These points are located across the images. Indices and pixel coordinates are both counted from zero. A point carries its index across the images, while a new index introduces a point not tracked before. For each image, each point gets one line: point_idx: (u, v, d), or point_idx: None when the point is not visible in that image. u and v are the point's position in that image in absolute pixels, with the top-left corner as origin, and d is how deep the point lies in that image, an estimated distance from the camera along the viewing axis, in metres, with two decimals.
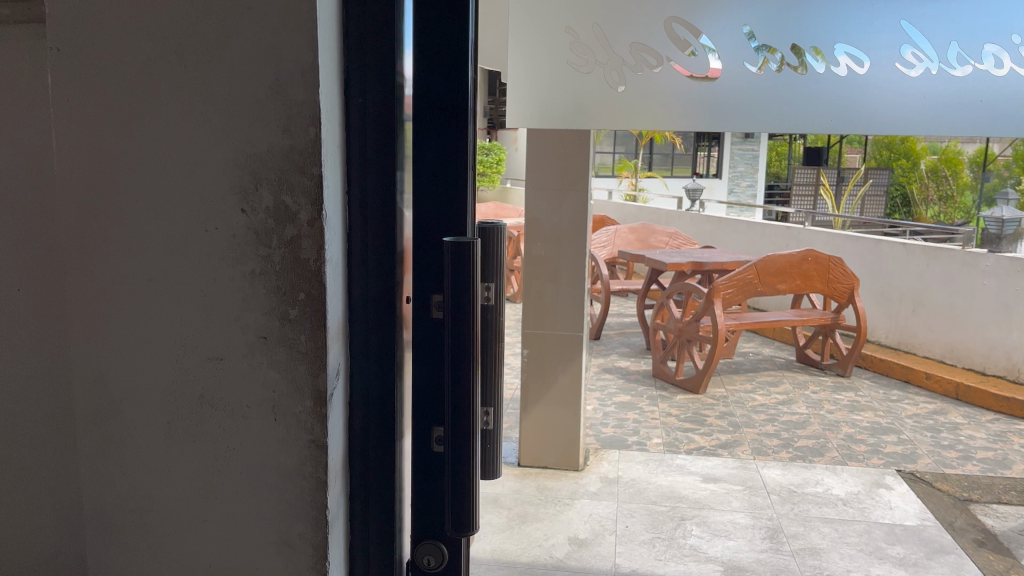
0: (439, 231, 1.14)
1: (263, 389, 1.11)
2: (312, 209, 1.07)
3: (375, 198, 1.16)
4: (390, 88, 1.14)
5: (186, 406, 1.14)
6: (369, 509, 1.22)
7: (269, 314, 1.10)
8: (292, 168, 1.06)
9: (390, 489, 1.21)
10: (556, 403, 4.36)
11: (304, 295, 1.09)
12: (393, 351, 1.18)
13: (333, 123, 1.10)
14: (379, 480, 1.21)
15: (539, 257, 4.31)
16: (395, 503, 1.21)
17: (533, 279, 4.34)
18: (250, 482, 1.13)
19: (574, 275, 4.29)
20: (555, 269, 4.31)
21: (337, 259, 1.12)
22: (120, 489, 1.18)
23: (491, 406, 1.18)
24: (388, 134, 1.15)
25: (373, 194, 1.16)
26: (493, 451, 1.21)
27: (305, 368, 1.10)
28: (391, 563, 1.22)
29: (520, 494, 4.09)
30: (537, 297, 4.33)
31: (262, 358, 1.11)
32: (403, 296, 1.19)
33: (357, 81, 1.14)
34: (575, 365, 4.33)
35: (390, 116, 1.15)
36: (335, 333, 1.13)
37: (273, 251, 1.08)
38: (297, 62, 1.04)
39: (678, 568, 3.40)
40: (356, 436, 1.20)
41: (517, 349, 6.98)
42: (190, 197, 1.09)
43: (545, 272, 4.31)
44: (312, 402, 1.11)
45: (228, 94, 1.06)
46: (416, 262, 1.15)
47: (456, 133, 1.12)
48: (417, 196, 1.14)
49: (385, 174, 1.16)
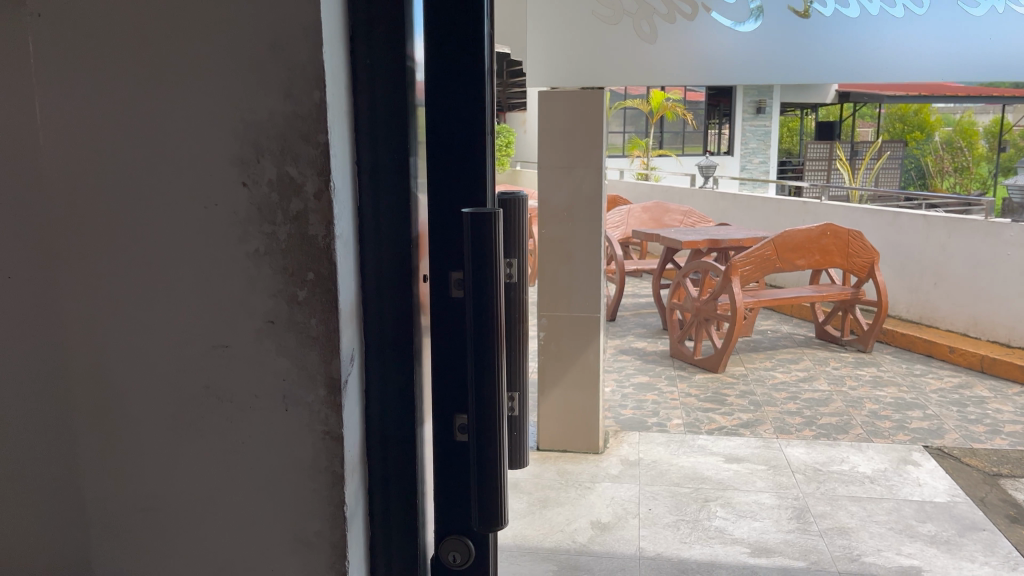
0: (456, 203, 1.06)
1: (272, 377, 1.03)
2: (318, 180, 0.98)
3: (385, 169, 1.07)
4: (400, 50, 1.05)
5: (190, 397, 1.06)
6: (390, 503, 1.13)
7: (275, 297, 1.01)
8: (295, 136, 0.97)
9: (411, 481, 1.13)
10: (574, 385, 4.29)
11: (314, 274, 1.00)
12: (410, 334, 1.10)
13: (339, 89, 1.01)
14: (400, 474, 1.13)
15: (551, 239, 4.21)
16: (415, 497, 1.13)
17: (547, 262, 4.25)
18: (262, 476, 1.06)
19: (589, 255, 4.19)
20: (568, 251, 4.21)
21: (348, 237, 1.04)
22: (124, 488, 1.10)
23: (516, 391, 1.16)
24: (401, 102, 1.06)
25: (385, 164, 1.07)
26: (519, 436, 1.19)
27: (316, 353, 1.02)
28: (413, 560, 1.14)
29: (539, 479, 4.02)
30: (552, 280, 4.24)
31: (269, 343, 1.02)
32: (420, 275, 1.11)
33: (363, 40, 1.05)
34: (594, 347, 4.24)
35: (400, 83, 1.05)
36: (347, 314, 1.04)
37: (277, 227, 1.00)
38: (297, 21, 0.95)
39: (704, 550, 3.32)
40: (374, 425, 1.12)
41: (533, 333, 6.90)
42: (187, 169, 1.00)
43: (560, 254, 4.22)
44: (325, 391, 1.02)
45: (224, 56, 0.97)
46: (434, 236, 1.07)
47: (474, 98, 1.04)
48: (432, 164, 1.05)
49: (395, 143, 1.07)
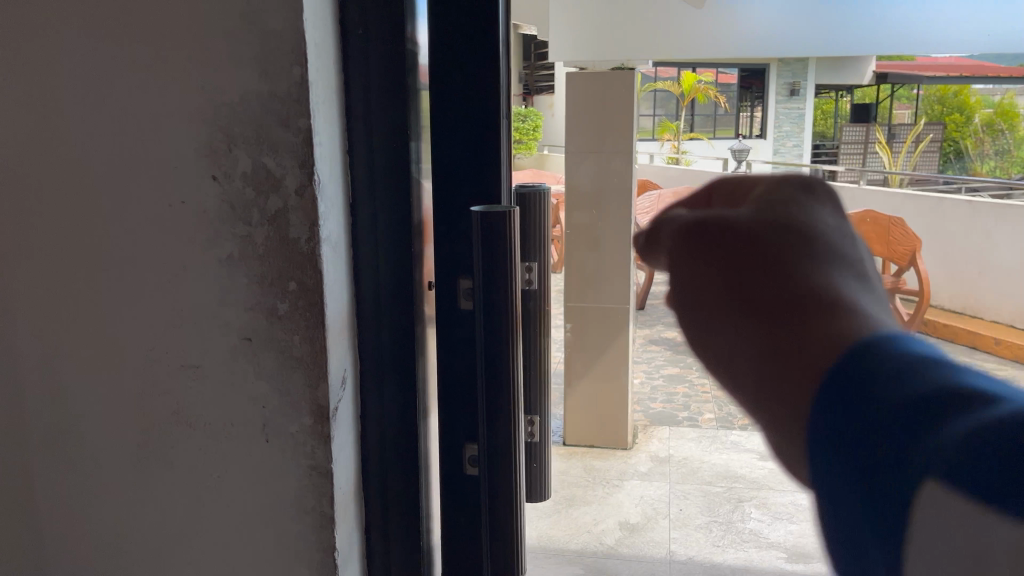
0: (466, 201, 0.90)
1: (250, 403, 0.88)
2: (299, 174, 0.82)
3: (383, 159, 0.91)
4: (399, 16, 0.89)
5: (156, 424, 0.91)
6: (391, 544, 0.98)
7: (253, 310, 0.86)
8: (273, 119, 0.82)
9: (415, 519, 0.99)
10: (601, 375, 4.22)
11: (296, 284, 0.85)
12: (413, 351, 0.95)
13: (328, 65, 0.85)
14: (402, 509, 0.98)
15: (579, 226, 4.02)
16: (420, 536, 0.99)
17: (574, 250, 4.09)
18: (240, 515, 0.91)
19: (618, 243, 4.01)
20: (596, 238, 4.04)
21: (338, 238, 0.88)
22: (85, 524, 0.96)
23: (537, 414, 1.02)
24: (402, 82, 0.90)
25: (382, 154, 0.91)
26: (540, 470, 1.04)
27: (299, 377, 0.87)
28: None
29: (565, 476, 3.89)
30: (580, 268, 4.09)
31: (246, 364, 0.88)
32: (425, 282, 0.95)
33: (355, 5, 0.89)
34: (622, 337, 4.12)
35: (401, 60, 0.89)
36: (338, 331, 0.88)
37: (254, 229, 0.85)
38: None
39: (738, 555, 3.15)
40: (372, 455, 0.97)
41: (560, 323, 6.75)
42: (148, 159, 0.85)
43: (588, 241, 4.05)
44: (311, 420, 0.87)
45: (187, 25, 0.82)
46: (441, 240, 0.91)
47: (487, 77, 0.86)
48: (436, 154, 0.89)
49: (394, 128, 0.91)
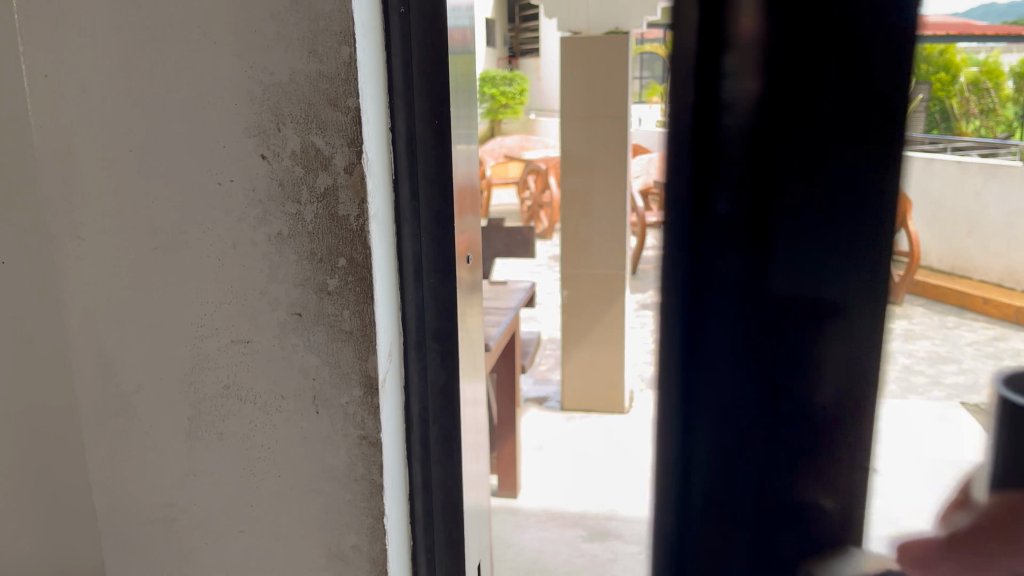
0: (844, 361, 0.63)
1: (301, 377, 0.93)
2: (349, 152, 0.86)
3: (424, 156, 1.03)
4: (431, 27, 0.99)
5: (208, 398, 0.97)
6: (431, 482, 1.13)
7: (303, 287, 0.90)
8: (321, 99, 0.85)
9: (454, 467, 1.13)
10: (598, 339, 4.80)
11: (347, 260, 0.89)
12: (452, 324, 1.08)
13: (371, 39, 0.87)
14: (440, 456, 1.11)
15: (572, 190, 4.62)
16: (458, 477, 1.13)
17: (569, 215, 4.68)
18: (290, 488, 0.97)
19: (608, 207, 4.60)
20: (588, 205, 4.63)
21: (383, 215, 0.92)
22: (141, 495, 1.03)
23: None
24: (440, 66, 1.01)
25: (420, 151, 1.03)
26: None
27: (350, 351, 0.91)
28: (459, 535, 1.14)
29: (567, 439, 4.44)
30: (574, 233, 4.69)
31: (297, 339, 0.92)
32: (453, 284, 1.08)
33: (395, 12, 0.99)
34: (619, 301, 4.71)
35: None
36: (385, 303, 0.93)
37: (303, 206, 0.88)
38: None
39: None
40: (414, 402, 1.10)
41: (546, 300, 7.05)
42: (193, 140, 0.88)
43: (579, 208, 4.64)
44: (362, 393, 0.92)
45: (231, 12, 0.84)
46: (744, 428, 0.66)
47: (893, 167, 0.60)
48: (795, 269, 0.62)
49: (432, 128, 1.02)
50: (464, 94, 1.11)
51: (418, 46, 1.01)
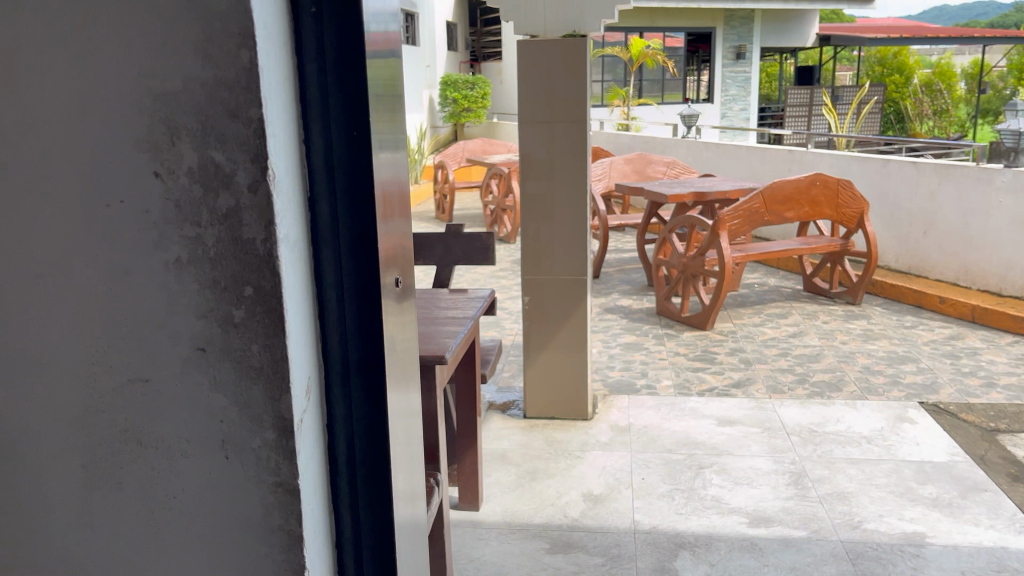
0: None
1: (206, 418, 0.95)
2: (252, 170, 0.89)
3: (344, 170, 0.98)
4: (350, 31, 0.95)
5: (104, 442, 0.97)
6: (360, 512, 1.06)
7: (206, 318, 0.92)
8: (222, 110, 0.88)
9: (383, 510, 1.06)
10: (563, 346, 4.68)
11: (253, 289, 0.91)
12: (375, 351, 1.02)
13: (278, 54, 0.91)
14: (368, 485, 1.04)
15: (534, 195, 4.52)
16: (389, 507, 1.06)
17: (531, 219, 4.57)
18: (198, 537, 0.98)
19: (570, 211, 4.51)
20: (551, 208, 4.53)
21: (293, 239, 0.94)
22: (31, 547, 1.02)
23: None
24: (356, 68, 0.96)
25: (339, 168, 0.98)
26: None
27: (260, 388, 0.93)
28: (391, 568, 1.08)
29: (529, 449, 4.36)
30: (536, 237, 4.58)
31: (198, 374, 0.94)
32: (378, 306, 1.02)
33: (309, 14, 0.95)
34: (581, 306, 4.62)
35: (347, 59, 0.96)
36: (298, 331, 0.95)
37: (204, 229, 0.91)
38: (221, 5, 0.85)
39: (701, 522, 3.54)
40: (339, 426, 1.04)
41: (510, 306, 7.02)
42: (84, 169, 0.91)
43: (542, 211, 4.55)
44: (274, 433, 0.94)
45: (125, 48, 0.87)
46: None
47: None
48: None
49: (351, 141, 0.97)
50: (386, 99, 1.06)
51: (332, 47, 0.96)
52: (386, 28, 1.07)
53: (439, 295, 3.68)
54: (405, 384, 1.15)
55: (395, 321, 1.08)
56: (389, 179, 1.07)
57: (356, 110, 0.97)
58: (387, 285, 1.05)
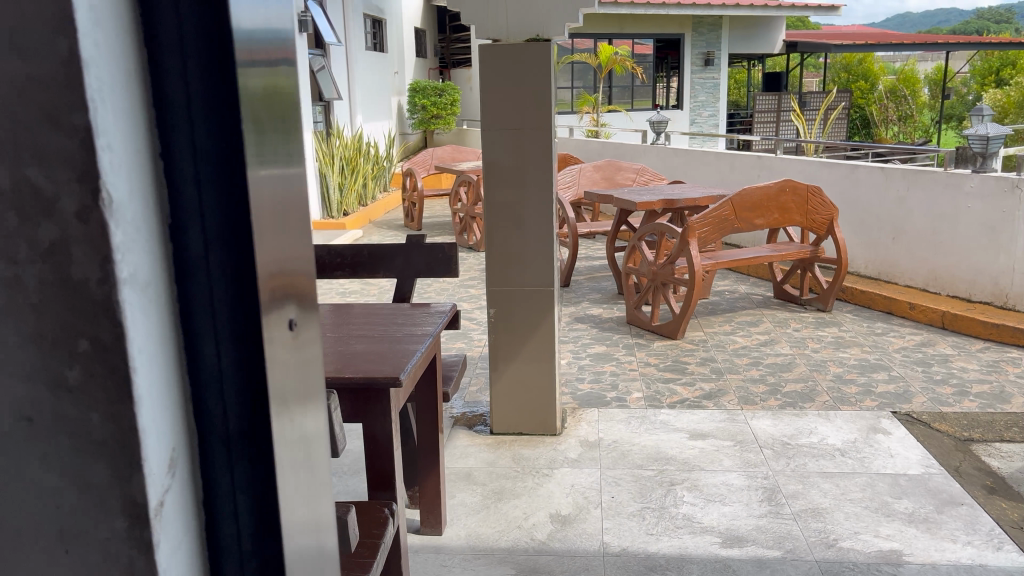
0: None
1: (43, 502, 0.82)
2: (79, 194, 0.75)
3: (217, 193, 0.85)
4: (218, 27, 0.82)
5: None
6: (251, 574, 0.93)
7: (35, 379, 0.79)
8: (38, 115, 0.74)
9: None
10: (530, 359, 4.53)
11: (86, 343, 0.78)
12: (261, 400, 0.89)
13: (113, 57, 0.77)
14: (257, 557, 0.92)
15: (501, 203, 4.37)
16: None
17: (498, 227, 4.42)
18: None
19: (538, 220, 4.37)
20: (519, 215, 4.39)
21: (147, 278, 0.81)
22: None
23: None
24: (225, 68, 0.82)
25: (213, 194, 0.85)
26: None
27: (103, 469, 0.80)
28: None
29: (494, 467, 4.20)
30: (505, 245, 4.42)
31: (27, 447, 0.81)
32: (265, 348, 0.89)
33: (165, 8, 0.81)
34: (549, 318, 4.47)
35: (213, 65, 0.82)
36: (153, 391, 0.82)
37: (23, 267, 0.77)
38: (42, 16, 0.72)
39: (672, 542, 3.41)
40: (221, 491, 0.91)
41: (478, 318, 6.86)
42: None
43: (510, 219, 4.40)
44: (124, 525, 0.82)
45: None
46: None
47: None
48: None
49: (223, 159, 0.84)
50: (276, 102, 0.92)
51: (196, 51, 0.82)
52: (272, 26, 0.93)
53: (399, 309, 3.53)
54: (307, 426, 1.02)
55: (292, 361, 0.95)
56: (276, 199, 0.93)
57: (224, 123, 0.83)
58: (272, 320, 0.91)
